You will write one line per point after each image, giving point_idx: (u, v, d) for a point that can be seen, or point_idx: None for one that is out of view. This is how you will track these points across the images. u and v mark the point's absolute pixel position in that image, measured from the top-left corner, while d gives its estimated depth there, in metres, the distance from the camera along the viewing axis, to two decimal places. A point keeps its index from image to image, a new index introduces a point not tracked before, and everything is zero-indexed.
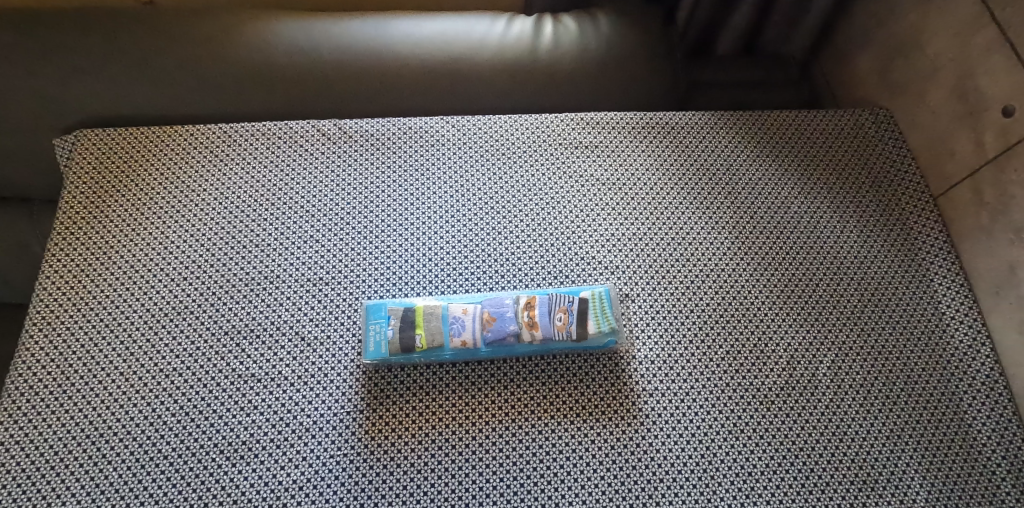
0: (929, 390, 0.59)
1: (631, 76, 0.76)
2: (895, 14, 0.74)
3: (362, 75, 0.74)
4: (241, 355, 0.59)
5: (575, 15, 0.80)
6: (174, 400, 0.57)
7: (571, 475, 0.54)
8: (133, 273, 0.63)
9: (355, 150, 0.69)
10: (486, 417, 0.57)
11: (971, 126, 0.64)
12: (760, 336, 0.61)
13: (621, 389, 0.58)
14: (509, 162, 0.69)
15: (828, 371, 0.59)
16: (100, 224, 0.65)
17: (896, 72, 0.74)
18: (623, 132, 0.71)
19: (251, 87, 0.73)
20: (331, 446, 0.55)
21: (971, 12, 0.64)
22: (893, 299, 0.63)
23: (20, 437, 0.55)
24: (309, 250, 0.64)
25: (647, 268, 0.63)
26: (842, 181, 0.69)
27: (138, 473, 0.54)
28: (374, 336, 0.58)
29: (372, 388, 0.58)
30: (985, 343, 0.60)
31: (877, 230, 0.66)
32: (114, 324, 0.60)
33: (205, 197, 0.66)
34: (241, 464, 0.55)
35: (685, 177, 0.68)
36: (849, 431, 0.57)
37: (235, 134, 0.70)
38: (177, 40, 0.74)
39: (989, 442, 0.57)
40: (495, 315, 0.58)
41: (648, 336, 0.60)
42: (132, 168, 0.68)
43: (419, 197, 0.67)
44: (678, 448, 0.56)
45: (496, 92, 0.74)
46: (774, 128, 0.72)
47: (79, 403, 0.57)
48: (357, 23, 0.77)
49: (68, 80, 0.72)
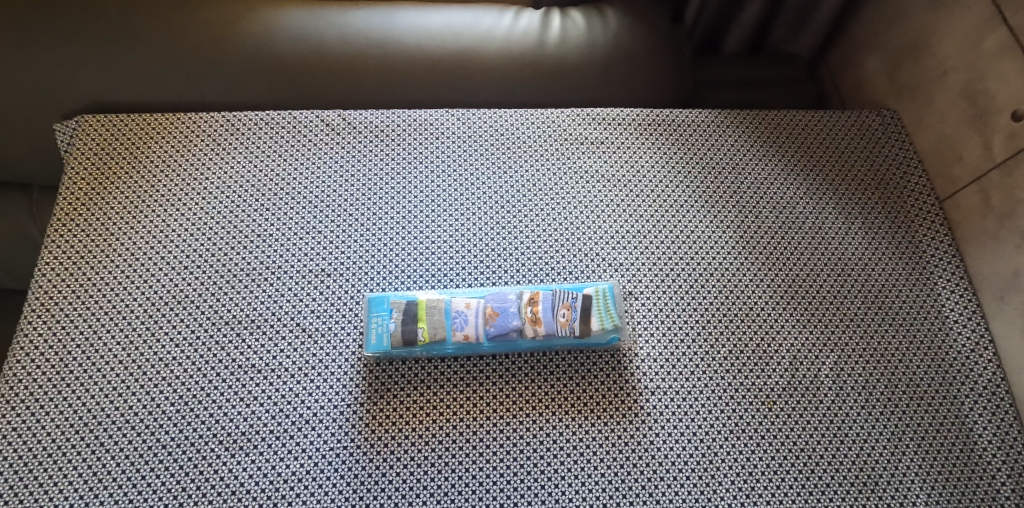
0: (930, 393, 0.59)
1: (639, 73, 0.76)
2: (905, 15, 0.73)
3: (367, 66, 0.73)
4: (242, 346, 0.59)
5: (583, 10, 0.80)
6: (173, 390, 0.57)
7: (572, 472, 0.54)
8: (134, 261, 0.62)
9: (359, 141, 0.68)
10: (488, 412, 0.56)
11: (980, 129, 0.64)
12: (763, 337, 0.60)
13: (623, 386, 0.58)
14: (515, 156, 0.68)
15: (830, 373, 0.59)
16: (100, 211, 0.64)
17: (905, 74, 0.74)
18: (630, 129, 0.70)
19: (255, 76, 0.73)
20: (331, 439, 0.55)
21: (982, 14, 0.63)
22: (897, 302, 0.63)
23: (19, 423, 0.55)
24: (311, 241, 0.63)
25: (651, 265, 0.63)
26: (848, 182, 0.68)
27: (138, 463, 0.54)
28: (376, 329, 0.58)
29: (372, 381, 0.57)
30: (988, 347, 0.60)
31: (881, 233, 0.66)
32: (115, 312, 0.60)
33: (207, 187, 0.66)
34: (241, 455, 0.54)
35: (690, 175, 0.68)
36: (850, 433, 0.57)
37: (239, 122, 0.69)
38: (179, 26, 0.73)
39: (990, 446, 0.57)
40: (497, 310, 0.58)
41: (652, 334, 0.60)
42: (133, 154, 0.67)
43: (423, 190, 0.66)
44: (679, 447, 0.55)
45: (501, 86, 0.74)
46: (783, 128, 0.71)
47: (78, 390, 0.56)
48: (363, 13, 0.77)
49: (69, 63, 0.71)
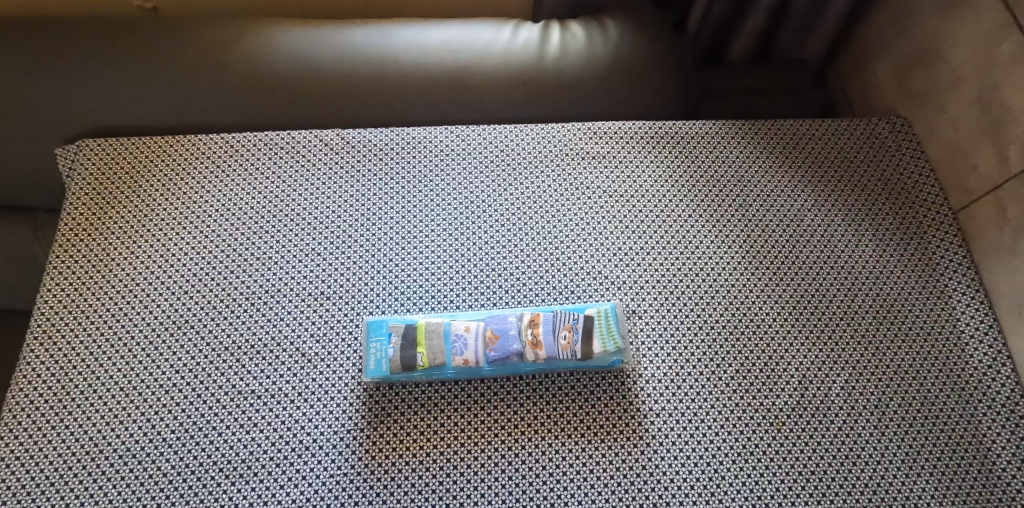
0: (947, 413, 0.57)
1: (642, 84, 0.74)
2: (917, 19, 0.71)
3: (366, 85, 0.73)
4: (241, 371, 0.58)
5: (583, 22, 0.79)
6: (173, 417, 0.56)
7: (574, 497, 0.53)
8: (134, 289, 0.62)
9: (357, 161, 0.68)
10: (489, 436, 0.55)
11: (994, 139, 0.62)
12: (770, 356, 0.59)
13: (627, 409, 0.56)
14: (516, 172, 0.68)
15: (840, 392, 0.57)
16: (99, 238, 0.64)
17: (916, 80, 0.72)
18: (634, 142, 0.69)
19: (254, 97, 0.72)
20: (330, 466, 0.54)
21: (997, 18, 0.61)
22: (910, 316, 0.61)
23: (21, 453, 0.55)
24: (311, 263, 0.63)
25: (655, 284, 0.62)
26: (858, 193, 0.67)
27: (139, 491, 0.54)
28: (375, 354, 0.57)
29: (372, 406, 0.57)
30: (1006, 363, 0.59)
31: (894, 245, 0.64)
32: (115, 339, 0.60)
33: (205, 211, 0.65)
34: (240, 483, 0.54)
35: (695, 188, 0.67)
36: (862, 456, 0.55)
37: (238, 143, 0.69)
38: (178, 48, 0.74)
39: (1010, 468, 0.55)
40: (498, 333, 0.56)
41: (656, 353, 0.59)
42: (134, 179, 0.67)
43: (423, 208, 0.66)
44: (685, 471, 0.54)
45: (501, 100, 0.73)
46: (791, 140, 0.70)
47: (79, 418, 0.56)
48: (361, 30, 0.76)
49: (69, 89, 0.72)
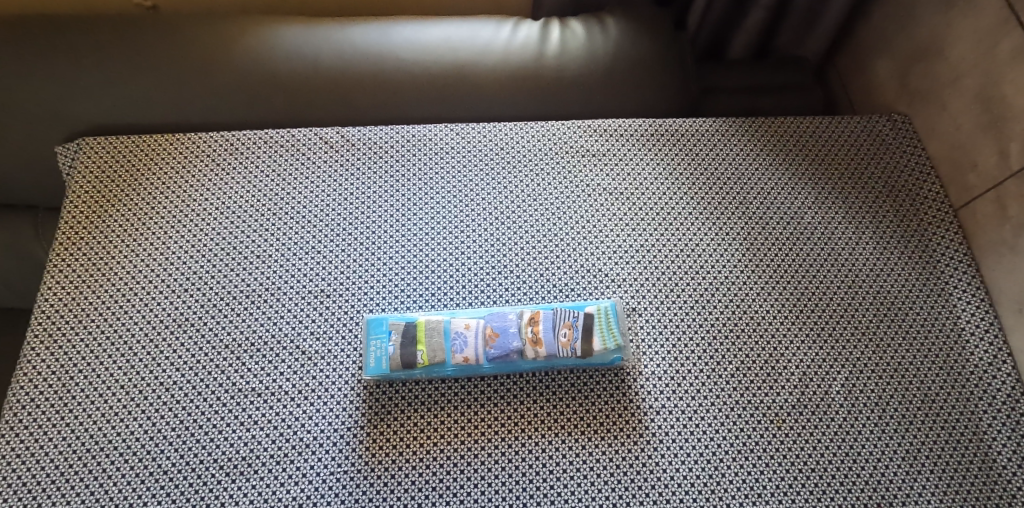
0: (947, 410, 0.57)
1: (642, 81, 0.74)
2: (918, 16, 0.71)
3: (365, 83, 0.72)
4: (241, 368, 0.58)
5: (583, 20, 0.79)
6: (174, 415, 0.56)
7: (574, 495, 0.53)
8: (134, 286, 0.62)
9: (357, 159, 0.68)
10: (489, 434, 0.55)
11: (994, 136, 0.62)
12: (771, 354, 0.59)
13: (627, 406, 0.56)
14: (516, 170, 0.67)
15: (840, 389, 0.57)
16: (99, 236, 0.64)
17: (917, 77, 0.72)
18: (634, 140, 0.69)
19: (253, 95, 0.72)
20: (330, 463, 0.55)
21: (998, 16, 0.61)
22: (911, 313, 0.61)
23: (21, 451, 0.55)
24: (311, 261, 0.63)
25: (655, 282, 0.62)
26: (859, 191, 0.67)
27: (139, 488, 0.54)
28: (375, 352, 0.57)
29: (373, 403, 0.57)
30: (1007, 361, 0.58)
31: (895, 243, 0.64)
32: (115, 337, 0.60)
33: (205, 209, 0.65)
34: (240, 480, 0.54)
35: (695, 186, 0.67)
36: (863, 453, 0.55)
37: (237, 141, 0.69)
38: (178, 46, 0.73)
39: (1010, 465, 0.55)
40: (498, 331, 0.56)
41: (656, 351, 0.59)
42: (134, 176, 0.67)
43: (423, 207, 0.65)
44: (686, 469, 0.54)
45: (500, 98, 0.73)
46: (791, 137, 0.70)
47: (79, 416, 0.56)
48: (360, 28, 0.76)
49: (68, 88, 0.72)
